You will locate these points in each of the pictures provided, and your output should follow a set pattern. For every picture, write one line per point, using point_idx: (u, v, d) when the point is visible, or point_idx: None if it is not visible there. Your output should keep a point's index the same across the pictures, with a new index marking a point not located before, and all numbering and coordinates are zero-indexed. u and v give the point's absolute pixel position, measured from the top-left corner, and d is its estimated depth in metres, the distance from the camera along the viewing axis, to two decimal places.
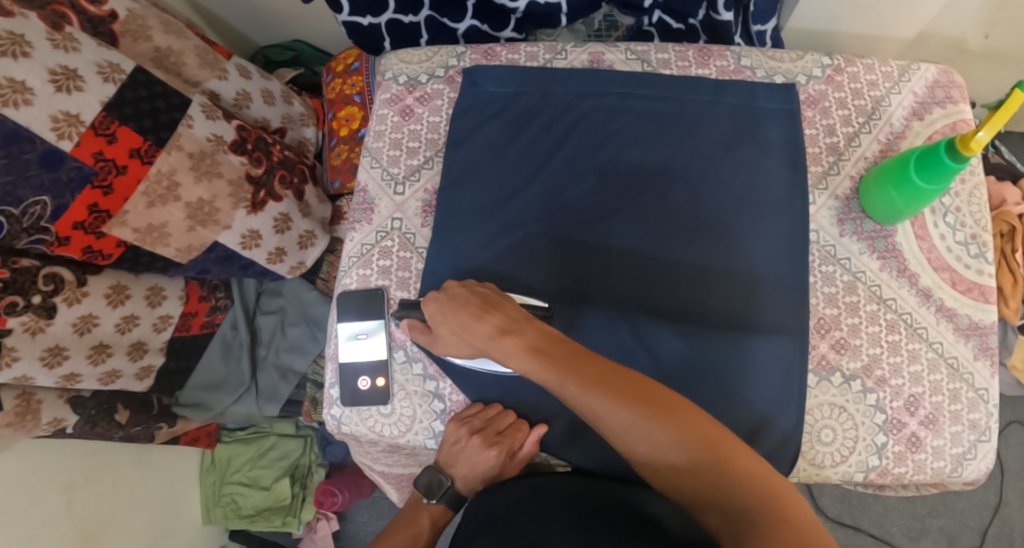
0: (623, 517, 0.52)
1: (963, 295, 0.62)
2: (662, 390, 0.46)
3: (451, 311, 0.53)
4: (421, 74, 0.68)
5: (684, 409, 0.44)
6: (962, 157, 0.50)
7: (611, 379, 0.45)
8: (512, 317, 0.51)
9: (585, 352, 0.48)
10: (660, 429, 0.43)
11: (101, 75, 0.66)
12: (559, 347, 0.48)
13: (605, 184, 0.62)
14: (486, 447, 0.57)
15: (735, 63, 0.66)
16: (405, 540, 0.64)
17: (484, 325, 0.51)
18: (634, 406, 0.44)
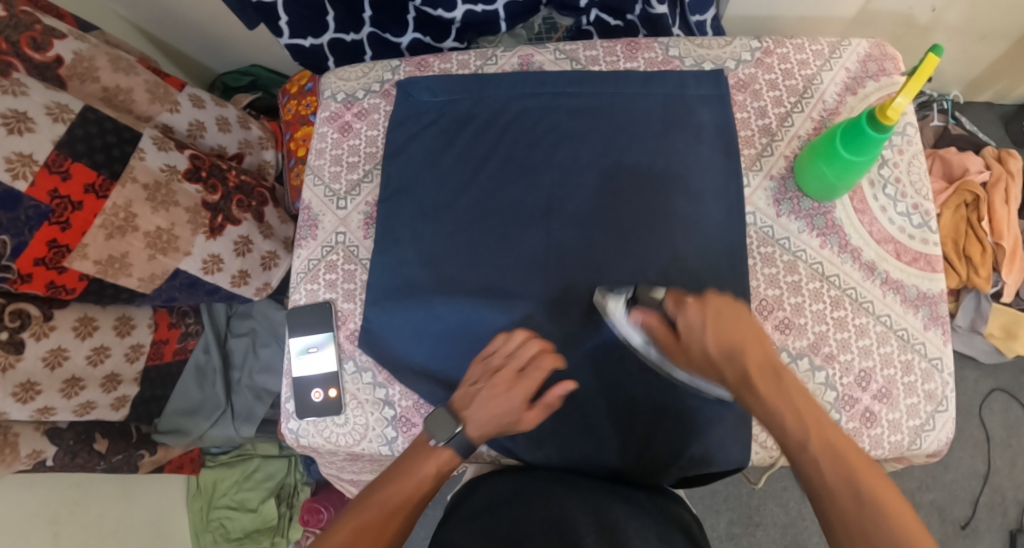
0: (595, 517, 0.50)
1: (908, 266, 0.62)
2: (908, 512, 0.43)
3: (710, 334, 0.48)
4: (358, 90, 0.70)
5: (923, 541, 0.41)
6: (884, 126, 0.51)
7: (853, 472, 0.44)
8: (766, 363, 0.48)
9: (835, 436, 0.46)
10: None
11: (52, 115, 0.68)
12: (805, 415, 0.47)
13: (543, 183, 0.63)
14: (508, 388, 0.55)
15: (663, 54, 0.66)
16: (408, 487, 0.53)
17: (735, 364, 0.48)
18: (865, 518, 0.43)
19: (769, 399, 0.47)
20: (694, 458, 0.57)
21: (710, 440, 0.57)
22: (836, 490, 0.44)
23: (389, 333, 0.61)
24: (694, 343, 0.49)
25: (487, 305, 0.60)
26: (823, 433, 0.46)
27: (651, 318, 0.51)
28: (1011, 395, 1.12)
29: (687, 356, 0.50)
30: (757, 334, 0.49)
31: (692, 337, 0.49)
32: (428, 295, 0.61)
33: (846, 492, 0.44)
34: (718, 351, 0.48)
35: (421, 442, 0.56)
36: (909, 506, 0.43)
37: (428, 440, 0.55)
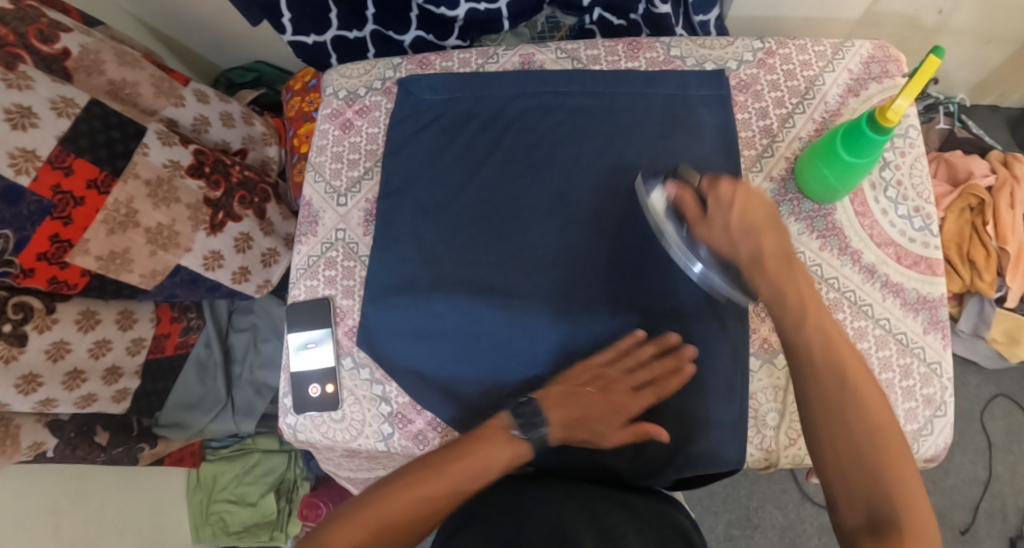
0: (593, 523, 0.49)
1: (908, 269, 0.62)
2: (888, 414, 0.46)
3: (734, 212, 0.51)
4: (360, 87, 0.70)
5: (893, 440, 0.45)
6: (885, 128, 0.51)
7: (844, 371, 0.47)
8: (780, 254, 0.52)
9: (837, 336, 0.49)
10: (860, 442, 0.45)
11: (56, 110, 0.68)
12: (810, 310, 0.50)
13: (543, 182, 0.63)
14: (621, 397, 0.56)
15: (664, 54, 0.66)
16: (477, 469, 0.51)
17: (752, 245, 0.51)
18: (844, 410, 0.46)
19: (777, 284, 0.51)
20: (691, 459, 0.57)
21: (706, 442, 0.57)
22: (822, 383, 0.47)
23: (388, 329, 0.61)
24: (719, 216, 0.52)
25: (486, 303, 0.60)
26: (824, 329, 0.49)
27: (686, 193, 0.53)
28: (1013, 401, 1.11)
29: (706, 230, 0.52)
30: (779, 226, 0.52)
31: (721, 211, 0.52)
32: (428, 292, 0.61)
33: (829, 385, 0.47)
34: (739, 228, 0.51)
35: (500, 430, 0.53)
36: (891, 412, 0.46)
37: (511, 430, 0.53)
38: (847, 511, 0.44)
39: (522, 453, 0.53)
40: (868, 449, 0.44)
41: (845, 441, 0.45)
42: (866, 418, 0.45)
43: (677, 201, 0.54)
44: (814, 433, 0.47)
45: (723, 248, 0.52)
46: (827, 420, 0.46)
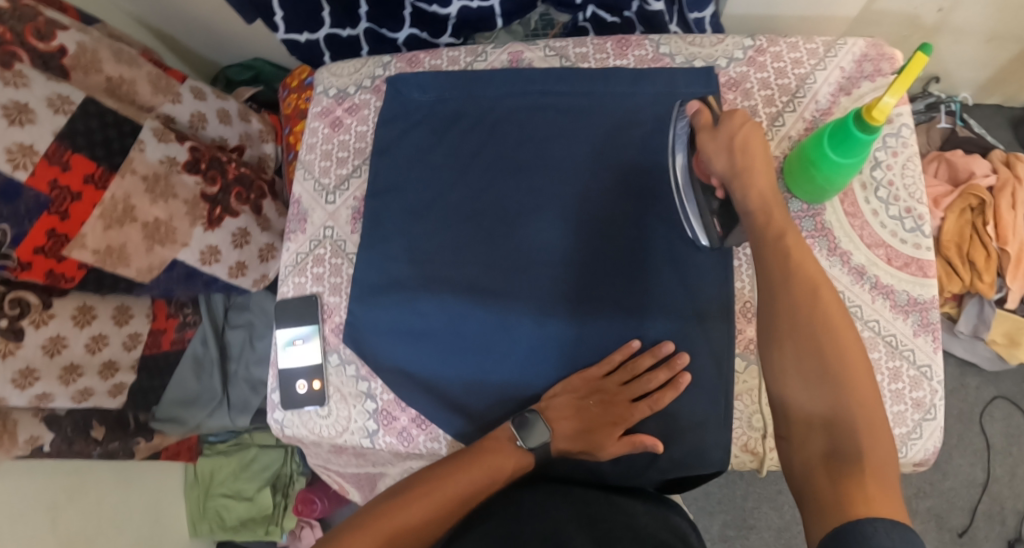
0: (588, 530, 0.46)
1: (899, 270, 0.61)
2: (856, 344, 0.46)
3: (735, 130, 0.53)
4: (350, 86, 0.70)
5: (857, 368, 0.45)
6: (872, 126, 0.50)
7: (816, 299, 0.47)
8: (768, 187, 0.52)
9: (814, 266, 0.48)
10: (823, 369, 0.45)
11: (53, 107, 0.69)
12: (789, 237, 0.49)
13: (531, 180, 0.63)
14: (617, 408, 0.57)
15: (653, 51, 0.66)
16: (483, 480, 0.53)
17: (745, 163, 0.52)
18: (812, 339, 0.46)
19: (760, 209, 0.51)
20: (672, 460, 0.57)
21: (689, 442, 0.57)
22: (791, 312, 0.47)
23: (375, 326, 0.62)
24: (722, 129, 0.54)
25: (472, 301, 0.60)
26: (801, 257, 0.48)
27: (705, 111, 0.57)
28: (1013, 403, 1.10)
29: (710, 140, 0.54)
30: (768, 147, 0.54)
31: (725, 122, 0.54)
32: (414, 290, 0.62)
33: (798, 313, 0.47)
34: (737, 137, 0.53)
35: (505, 442, 0.55)
36: (859, 342, 0.46)
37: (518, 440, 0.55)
38: (803, 442, 0.45)
39: (524, 467, 0.55)
40: (830, 376, 0.44)
41: (809, 368, 0.45)
42: (832, 338, 0.45)
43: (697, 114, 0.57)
44: (778, 361, 0.47)
45: (719, 162, 0.54)
46: (792, 348, 0.46)
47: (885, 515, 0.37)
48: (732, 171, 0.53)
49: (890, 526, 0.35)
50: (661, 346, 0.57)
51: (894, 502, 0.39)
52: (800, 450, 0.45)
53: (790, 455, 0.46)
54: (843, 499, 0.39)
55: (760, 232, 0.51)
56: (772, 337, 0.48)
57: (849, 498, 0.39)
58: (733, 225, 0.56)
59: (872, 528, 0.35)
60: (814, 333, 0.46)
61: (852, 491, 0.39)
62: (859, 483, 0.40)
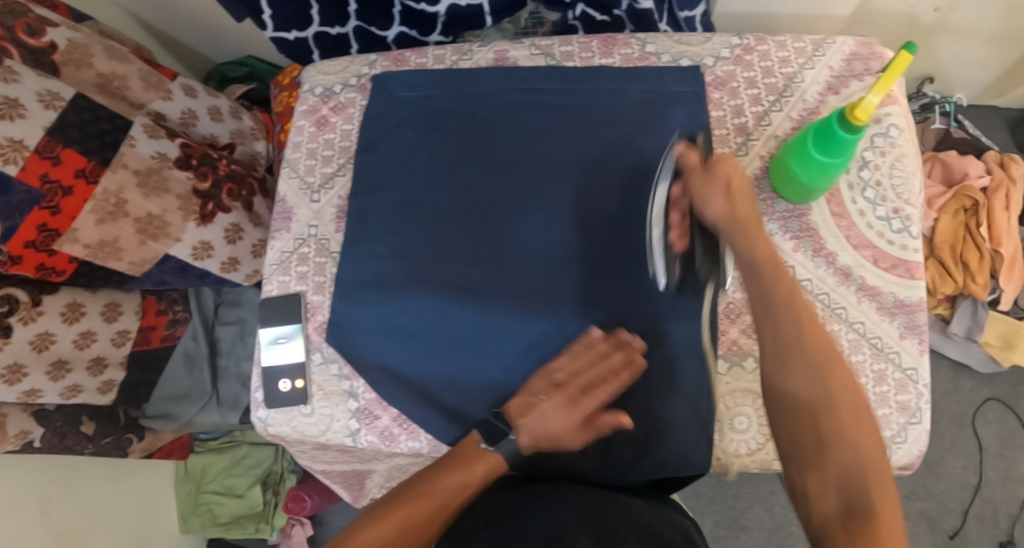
0: (592, 529, 0.45)
1: (886, 272, 0.60)
2: (865, 405, 0.47)
3: (732, 182, 0.52)
4: (336, 84, 0.70)
5: (867, 429, 0.46)
6: (856, 127, 0.50)
7: (827, 360, 0.47)
8: (755, 236, 0.51)
9: (811, 322, 0.49)
10: (835, 430, 0.45)
11: (43, 102, 0.68)
12: (795, 299, 0.50)
13: (515, 180, 0.63)
14: (570, 406, 0.53)
15: (640, 50, 0.66)
16: (454, 484, 0.52)
17: (743, 219, 0.51)
18: (821, 407, 0.46)
19: (762, 268, 0.51)
20: (655, 462, 0.57)
21: (668, 444, 0.57)
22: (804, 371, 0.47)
23: (359, 326, 0.62)
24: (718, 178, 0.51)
25: (456, 301, 0.60)
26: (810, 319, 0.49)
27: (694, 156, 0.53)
28: (1005, 405, 1.09)
29: (701, 189, 0.52)
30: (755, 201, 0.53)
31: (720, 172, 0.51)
32: (398, 289, 0.61)
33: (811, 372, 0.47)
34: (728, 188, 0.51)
35: (471, 443, 0.54)
36: (863, 396, 0.47)
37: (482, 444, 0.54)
38: (818, 497, 0.44)
39: (503, 466, 0.53)
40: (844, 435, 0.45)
41: (823, 423, 0.46)
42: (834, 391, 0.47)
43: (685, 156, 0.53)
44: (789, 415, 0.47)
45: (710, 210, 0.51)
46: (803, 409, 0.47)
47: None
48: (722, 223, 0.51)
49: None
50: (619, 332, 0.56)
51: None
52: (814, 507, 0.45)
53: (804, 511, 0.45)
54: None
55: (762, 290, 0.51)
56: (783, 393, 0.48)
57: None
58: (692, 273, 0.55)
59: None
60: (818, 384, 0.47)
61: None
62: (877, 537, 0.40)
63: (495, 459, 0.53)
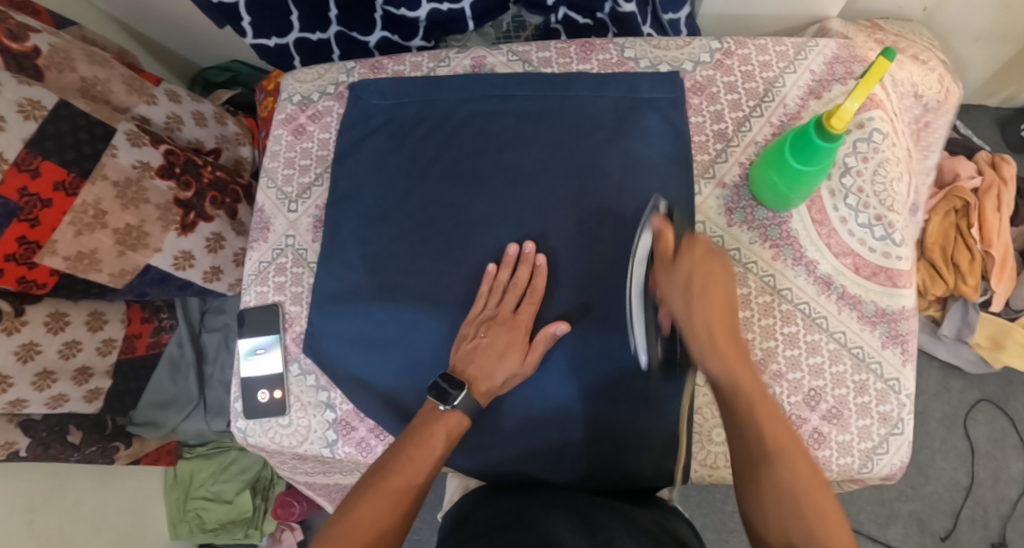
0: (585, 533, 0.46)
1: (867, 280, 0.60)
2: (835, 507, 0.43)
3: (697, 272, 0.50)
4: (313, 92, 0.71)
5: (836, 528, 0.42)
6: (834, 135, 0.49)
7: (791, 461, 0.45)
8: (723, 329, 0.50)
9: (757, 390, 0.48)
10: (806, 539, 0.41)
11: (23, 112, 0.67)
12: (757, 402, 0.48)
13: (488, 188, 0.62)
14: (509, 327, 0.57)
15: (618, 55, 0.65)
16: (419, 453, 0.51)
17: (708, 315, 0.50)
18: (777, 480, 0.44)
19: (726, 367, 0.49)
20: (630, 473, 0.57)
21: (642, 454, 0.57)
22: (765, 476, 0.45)
23: (333, 336, 0.63)
24: (681, 272, 0.50)
25: (427, 312, 0.61)
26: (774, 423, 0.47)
27: (668, 234, 0.51)
28: (997, 406, 1.09)
29: (669, 280, 0.51)
30: (723, 284, 0.51)
31: (682, 264, 0.50)
32: (371, 300, 0.62)
33: (772, 478, 0.45)
34: (691, 283, 0.50)
35: (430, 408, 0.55)
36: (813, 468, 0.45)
37: (439, 405, 0.54)
38: None
39: (463, 419, 0.54)
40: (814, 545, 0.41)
41: (790, 530, 0.42)
42: (782, 462, 0.45)
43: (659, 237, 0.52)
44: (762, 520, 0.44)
45: (676, 304, 0.50)
46: (773, 521, 0.44)
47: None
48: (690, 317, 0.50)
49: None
50: (506, 252, 0.59)
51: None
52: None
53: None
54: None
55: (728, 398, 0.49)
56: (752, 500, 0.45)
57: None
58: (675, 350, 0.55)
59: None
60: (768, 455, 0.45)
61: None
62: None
63: (456, 412, 0.54)
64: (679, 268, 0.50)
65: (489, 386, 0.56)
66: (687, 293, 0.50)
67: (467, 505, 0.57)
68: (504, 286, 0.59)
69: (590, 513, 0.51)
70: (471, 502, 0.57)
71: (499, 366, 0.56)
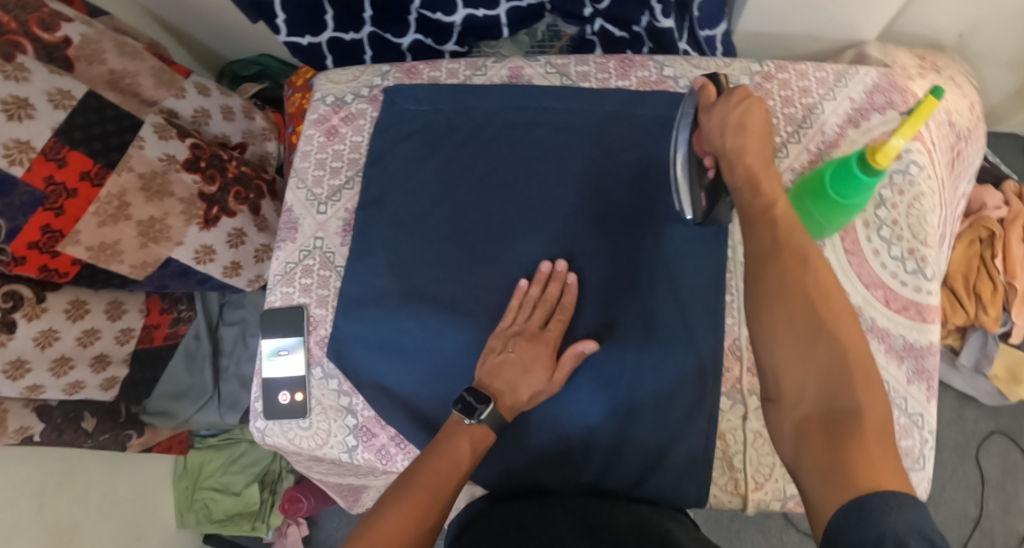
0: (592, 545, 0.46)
1: (897, 314, 0.59)
2: (845, 304, 0.42)
3: (735, 111, 0.50)
4: (347, 94, 0.71)
5: (845, 325, 0.41)
6: (875, 170, 0.49)
7: (806, 268, 0.43)
8: (759, 159, 0.49)
9: (776, 193, 0.47)
10: (816, 334, 0.41)
11: (52, 102, 0.68)
12: (776, 208, 0.46)
13: (520, 200, 0.62)
14: (535, 344, 0.56)
15: (657, 73, 0.65)
16: (444, 466, 0.51)
17: (744, 143, 0.49)
18: (791, 280, 0.43)
19: (753, 184, 0.48)
20: (648, 495, 0.57)
21: (663, 476, 0.56)
22: (773, 274, 0.43)
23: (357, 341, 0.63)
24: (717, 111, 0.51)
25: (453, 322, 0.61)
26: (790, 227, 0.45)
27: (711, 87, 0.52)
28: (1010, 438, 1.08)
29: (708, 119, 0.51)
30: (762, 117, 0.50)
31: (719, 106, 0.51)
32: (398, 307, 0.62)
33: (789, 283, 0.42)
34: (729, 118, 0.50)
35: (455, 421, 0.55)
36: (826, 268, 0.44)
37: (464, 418, 0.54)
38: (797, 394, 0.41)
39: (489, 433, 0.55)
40: (819, 334, 0.41)
41: (801, 332, 0.41)
42: (796, 259, 0.43)
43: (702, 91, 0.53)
44: (768, 324, 0.42)
45: (713, 139, 0.51)
46: (781, 309, 0.42)
47: (896, 488, 0.35)
48: (724, 148, 0.49)
49: (913, 532, 0.32)
50: (539, 268, 0.59)
51: (897, 467, 0.37)
52: (790, 414, 0.41)
53: (777, 421, 0.42)
54: (853, 475, 0.36)
55: (747, 208, 0.47)
56: (762, 302, 0.43)
57: (854, 459, 0.36)
58: (720, 200, 0.54)
59: (892, 524, 0.32)
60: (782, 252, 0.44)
61: (857, 455, 0.36)
62: (862, 442, 0.37)
63: (480, 427, 0.54)
64: (714, 109, 0.51)
65: (515, 401, 0.56)
66: (725, 129, 0.50)
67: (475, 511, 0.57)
68: (533, 302, 0.58)
69: (599, 525, 0.50)
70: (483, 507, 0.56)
71: (524, 381, 0.56)
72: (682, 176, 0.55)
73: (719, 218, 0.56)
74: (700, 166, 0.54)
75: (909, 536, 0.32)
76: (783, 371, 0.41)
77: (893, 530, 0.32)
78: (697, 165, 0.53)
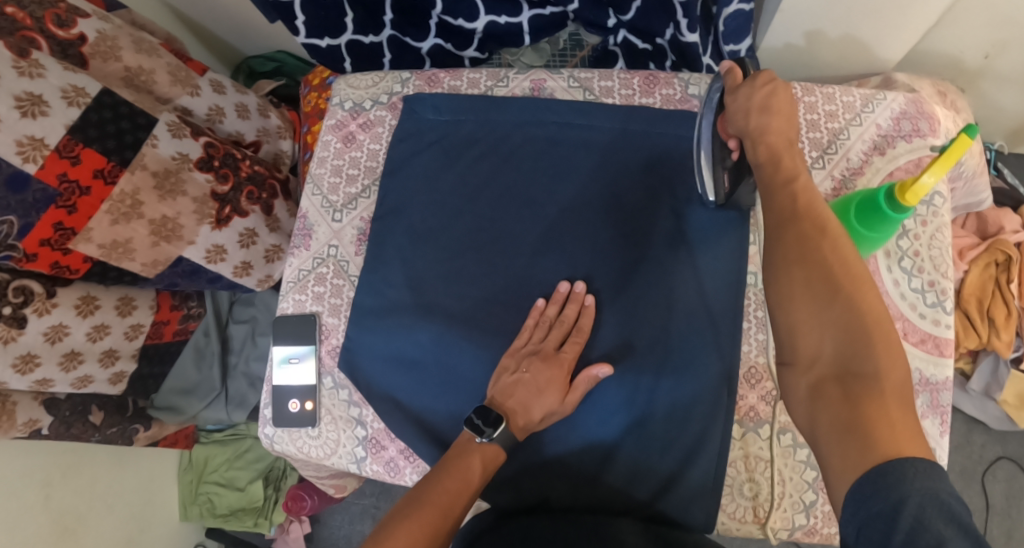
0: None
1: (914, 347, 0.58)
2: (865, 270, 0.42)
3: (762, 90, 0.49)
4: (366, 100, 0.70)
5: (865, 290, 0.41)
6: (903, 206, 0.48)
7: (824, 234, 0.43)
8: (782, 139, 0.48)
9: (796, 165, 0.48)
10: (834, 294, 0.41)
11: (67, 98, 0.67)
12: (795, 179, 0.47)
13: (538, 216, 0.62)
14: (550, 366, 0.56)
15: (682, 91, 0.64)
16: (456, 484, 0.51)
17: (770, 121, 0.48)
18: (809, 244, 0.43)
19: (775, 158, 0.48)
20: (660, 518, 0.56)
21: (674, 502, 0.56)
22: (790, 240, 0.44)
23: (370, 350, 0.62)
24: (743, 91, 0.50)
25: (467, 339, 0.60)
26: (809, 198, 0.45)
27: (739, 71, 0.52)
28: (1016, 464, 1.07)
29: (733, 101, 0.51)
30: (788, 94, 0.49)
31: (745, 86, 0.50)
32: (413, 321, 0.62)
33: (806, 249, 0.43)
34: (756, 97, 0.49)
35: (468, 439, 0.55)
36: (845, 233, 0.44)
37: (476, 436, 0.54)
38: (814, 354, 0.41)
39: (500, 454, 0.55)
40: (838, 296, 0.41)
41: (819, 295, 0.41)
42: (814, 225, 0.44)
43: (730, 73, 0.52)
44: (785, 289, 0.43)
45: (737, 120, 0.50)
46: (799, 274, 0.42)
47: (917, 455, 0.34)
48: (748, 128, 0.49)
49: (932, 500, 0.31)
50: (557, 288, 0.59)
51: (917, 431, 0.36)
52: (805, 376, 0.41)
53: (793, 384, 0.42)
54: (871, 438, 0.35)
55: (768, 182, 0.48)
56: (779, 268, 0.44)
57: (872, 421, 0.36)
58: (743, 182, 0.54)
59: (909, 491, 0.32)
60: (800, 216, 0.44)
61: (874, 416, 0.36)
62: (880, 403, 0.37)
63: (491, 446, 0.54)
64: (740, 89, 0.51)
65: (526, 421, 0.55)
66: (752, 112, 0.49)
67: (481, 523, 0.56)
68: (549, 322, 0.58)
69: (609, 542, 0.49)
70: (492, 520, 0.56)
71: (537, 401, 0.55)
72: (705, 160, 0.56)
73: (739, 205, 0.58)
74: (723, 149, 0.55)
75: (927, 506, 0.31)
76: (801, 332, 0.42)
77: (910, 499, 0.32)
78: (720, 147, 0.55)
